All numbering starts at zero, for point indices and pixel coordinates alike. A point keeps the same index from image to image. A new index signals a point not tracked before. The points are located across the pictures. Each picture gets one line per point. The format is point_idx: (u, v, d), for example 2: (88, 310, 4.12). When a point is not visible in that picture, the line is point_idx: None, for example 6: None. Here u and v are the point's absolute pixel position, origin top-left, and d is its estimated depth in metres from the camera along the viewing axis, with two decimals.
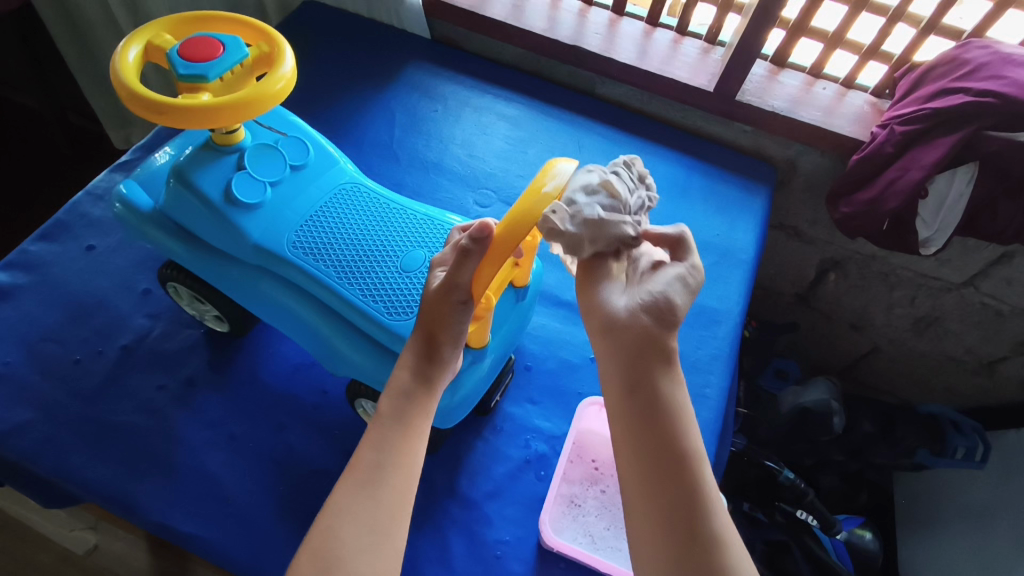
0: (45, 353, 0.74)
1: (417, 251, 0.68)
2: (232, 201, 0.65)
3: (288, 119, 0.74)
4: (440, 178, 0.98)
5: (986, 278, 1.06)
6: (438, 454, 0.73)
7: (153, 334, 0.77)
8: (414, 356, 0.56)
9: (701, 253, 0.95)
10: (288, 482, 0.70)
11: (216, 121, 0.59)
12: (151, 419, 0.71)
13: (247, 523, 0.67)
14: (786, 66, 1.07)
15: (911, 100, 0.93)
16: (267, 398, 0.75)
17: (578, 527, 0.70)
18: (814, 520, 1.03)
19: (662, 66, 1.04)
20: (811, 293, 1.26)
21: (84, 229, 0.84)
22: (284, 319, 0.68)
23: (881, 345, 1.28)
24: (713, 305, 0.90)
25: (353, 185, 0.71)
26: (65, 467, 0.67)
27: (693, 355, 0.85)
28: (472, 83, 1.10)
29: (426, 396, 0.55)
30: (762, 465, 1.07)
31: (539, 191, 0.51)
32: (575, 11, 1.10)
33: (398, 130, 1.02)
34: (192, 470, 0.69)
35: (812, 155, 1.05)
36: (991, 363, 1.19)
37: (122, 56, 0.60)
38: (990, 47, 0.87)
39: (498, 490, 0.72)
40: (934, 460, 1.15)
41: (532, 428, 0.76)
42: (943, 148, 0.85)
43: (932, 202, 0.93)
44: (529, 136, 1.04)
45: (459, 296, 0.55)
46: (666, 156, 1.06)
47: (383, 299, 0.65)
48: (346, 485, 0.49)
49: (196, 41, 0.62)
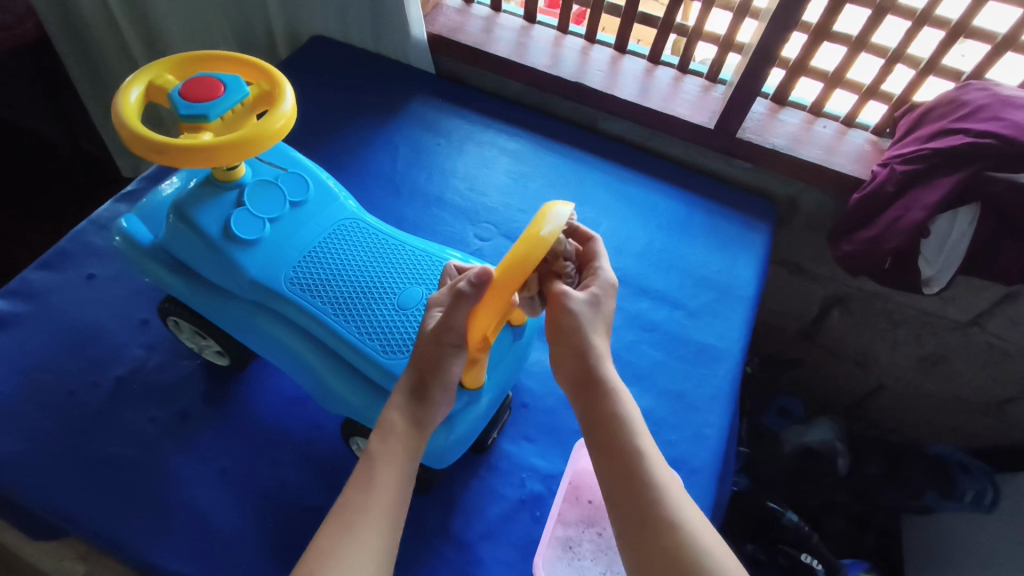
0: (39, 383, 0.74)
1: (413, 287, 0.68)
2: (231, 237, 0.65)
3: (290, 154, 0.74)
4: (441, 211, 0.98)
5: (991, 317, 1.05)
6: (432, 492, 0.72)
7: (149, 365, 0.77)
8: (404, 395, 0.55)
9: (702, 289, 0.95)
10: (278, 519, 0.68)
11: (216, 160, 0.59)
12: (142, 451, 0.71)
13: (233, 562, 0.65)
14: (787, 104, 1.08)
15: (912, 140, 0.93)
16: (260, 433, 0.74)
17: (573, 571, 0.68)
18: (818, 564, 0.99)
19: (663, 103, 1.04)
20: (815, 329, 1.25)
21: (86, 258, 0.84)
22: (280, 355, 0.68)
23: (886, 383, 1.26)
24: (714, 343, 0.89)
25: (352, 221, 0.72)
26: (51, 500, 0.66)
27: (693, 394, 0.84)
28: (477, 118, 1.11)
29: (416, 436, 0.54)
30: (765, 506, 1.04)
31: (536, 236, 0.51)
32: (577, 49, 1.11)
33: (401, 162, 1.03)
34: (181, 505, 0.68)
35: (813, 193, 1.05)
36: (999, 404, 1.17)
37: (124, 97, 0.61)
38: (989, 89, 0.88)
39: (492, 531, 0.70)
40: (942, 504, 1.13)
41: (528, 466, 0.75)
42: (943, 188, 0.85)
43: (934, 241, 0.92)
44: (531, 171, 1.05)
45: (452, 340, 0.55)
46: (668, 192, 1.06)
47: (379, 337, 0.64)
48: (333, 527, 0.48)
49: (197, 81, 0.63)
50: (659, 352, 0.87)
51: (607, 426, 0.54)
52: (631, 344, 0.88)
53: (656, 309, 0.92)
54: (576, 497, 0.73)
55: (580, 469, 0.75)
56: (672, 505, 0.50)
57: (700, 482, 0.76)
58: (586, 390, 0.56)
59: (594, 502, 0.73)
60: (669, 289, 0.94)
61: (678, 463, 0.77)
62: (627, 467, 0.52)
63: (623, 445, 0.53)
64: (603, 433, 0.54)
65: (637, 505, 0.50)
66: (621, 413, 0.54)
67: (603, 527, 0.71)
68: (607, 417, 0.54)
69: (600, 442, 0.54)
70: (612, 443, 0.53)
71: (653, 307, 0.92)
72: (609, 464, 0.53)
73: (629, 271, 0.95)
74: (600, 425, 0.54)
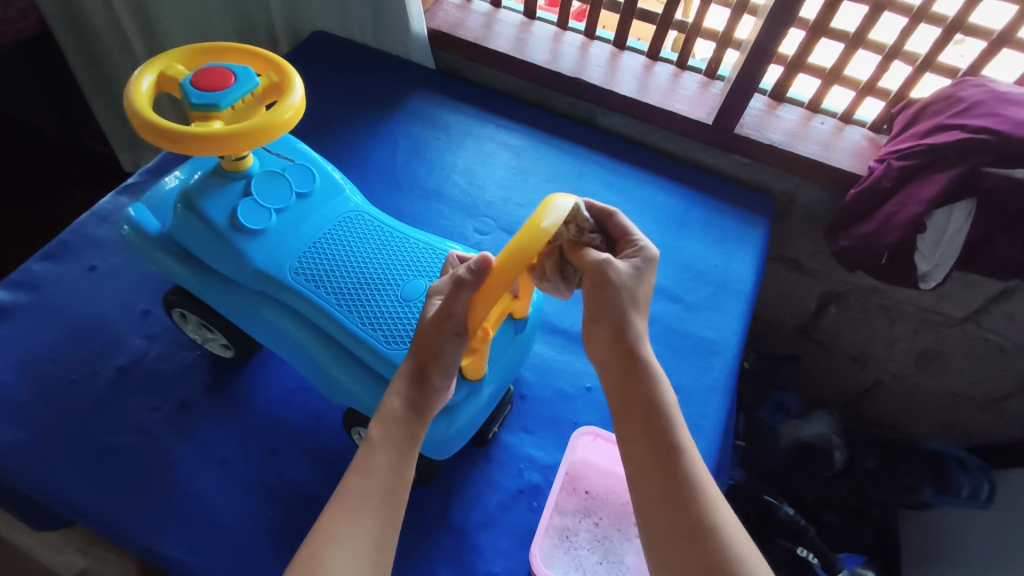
0: (41, 372, 0.74)
1: (417, 279, 0.68)
2: (236, 227, 0.66)
3: (297, 147, 0.75)
4: (441, 206, 0.99)
5: (987, 313, 1.06)
6: (430, 483, 0.72)
7: (150, 355, 0.78)
8: (405, 380, 0.56)
9: (699, 283, 0.95)
10: (279, 508, 0.69)
11: (226, 149, 0.60)
12: (143, 440, 0.71)
13: (233, 549, 0.66)
14: (785, 100, 1.08)
15: (908, 136, 0.94)
16: (260, 423, 0.75)
17: (570, 560, 0.69)
18: (814, 557, 1.01)
19: (662, 99, 1.05)
20: (812, 325, 1.26)
21: (88, 250, 0.85)
22: (283, 344, 0.68)
23: (884, 379, 1.27)
24: (712, 337, 0.90)
25: (357, 213, 0.72)
26: (53, 488, 0.67)
27: (690, 387, 0.84)
28: (477, 113, 1.12)
29: (415, 422, 0.55)
30: (761, 500, 1.05)
31: (537, 227, 0.52)
32: (577, 45, 1.12)
33: (401, 157, 1.04)
34: (181, 493, 0.68)
35: (811, 189, 1.05)
36: (996, 400, 1.18)
37: (136, 86, 0.61)
38: (985, 85, 0.88)
39: (490, 520, 0.71)
40: (938, 499, 1.13)
41: (526, 457, 0.76)
42: (940, 183, 0.86)
43: (931, 236, 0.92)
44: (530, 165, 1.06)
45: (452, 327, 0.56)
46: (666, 187, 1.06)
47: (382, 327, 0.65)
48: (333, 510, 0.48)
49: (208, 71, 0.63)
50: (657, 345, 0.88)
51: (650, 417, 0.53)
52: None
53: (654, 303, 0.92)
54: (574, 487, 0.74)
55: (579, 459, 0.76)
56: (711, 507, 0.49)
57: None
58: (626, 379, 0.55)
59: (591, 492, 0.74)
60: (667, 283, 0.95)
61: None
62: (667, 462, 0.51)
63: (664, 438, 0.52)
64: (643, 424, 0.53)
65: (657, 468, 0.51)
66: (664, 406, 0.53)
67: (600, 517, 0.72)
68: (651, 409, 0.53)
69: (641, 432, 0.53)
70: (655, 435, 0.52)
71: (650, 301, 0.93)
72: (649, 455, 0.51)
73: None
74: (641, 415, 0.53)
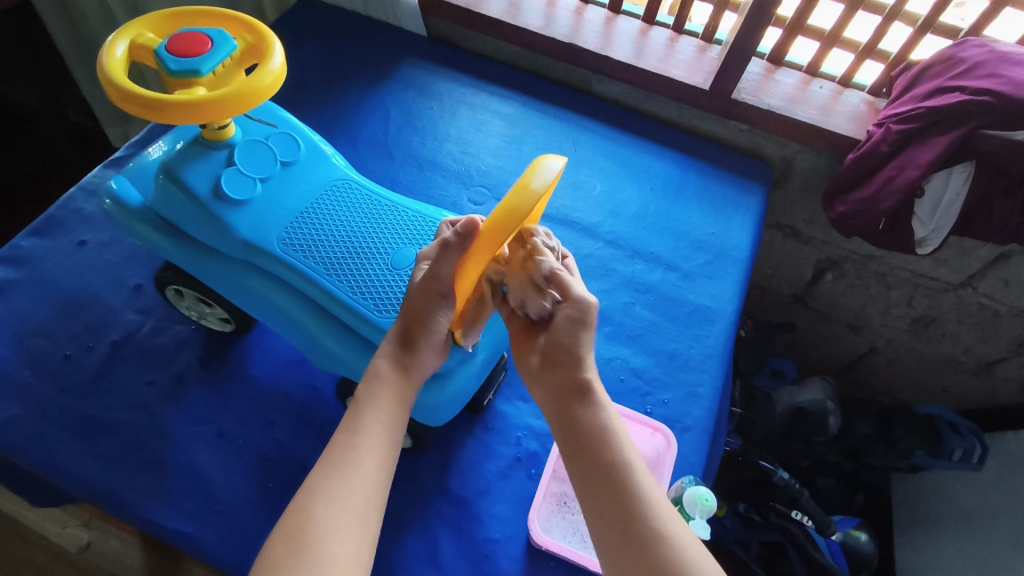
0: (35, 348, 0.74)
1: (406, 247, 0.68)
2: (221, 198, 0.65)
3: (279, 113, 0.73)
4: (434, 175, 0.97)
5: (983, 278, 1.06)
6: (427, 451, 0.73)
7: (144, 330, 0.77)
8: (392, 343, 0.55)
9: (695, 251, 0.95)
10: (277, 479, 0.69)
11: (209, 117, 0.58)
12: (139, 414, 0.71)
13: (234, 521, 0.66)
14: (783, 65, 1.06)
15: (907, 99, 0.92)
16: (256, 396, 0.74)
17: (567, 525, 0.70)
18: (808, 520, 1.03)
19: (658, 64, 1.03)
20: (808, 292, 1.25)
21: (77, 225, 0.84)
22: (274, 316, 0.68)
23: (879, 345, 1.27)
24: (707, 304, 0.89)
25: (344, 180, 0.71)
26: (52, 463, 0.67)
27: (686, 354, 0.85)
28: (469, 81, 1.10)
29: (404, 381, 0.54)
30: (756, 465, 1.06)
31: (527, 187, 0.51)
32: (571, 10, 1.09)
33: (393, 127, 1.02)
34: (181, 466, 0.69)
35: (808, 154, 1.04)
36: (989, 364, 1.19)
37: (109, 54, 0.59)
38: (987, 45, 0.87)
39: (488, 488, 0.71)
40: (931, 462, 1.14)
41: (523, 426, 0.76)
42: (939, 147, 0.85)
43: (929, 201, 0.92)
44: (525, 135, 1.04)
45: (438, 288, 0.55)
46: (662, 154, 1.05)
47: (372, 296, 0.64)
48: (321, 466, 0.47)
49: (182, 36, 0.61)
50: (653, 314, 0.88)
51: (570, 412, 0.52)
52: (625, 306, 0.88)
53: (650, 271, 0.92)
54: None
55: None
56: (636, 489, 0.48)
57: (692, 440, 0.77)
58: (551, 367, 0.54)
59: None
60: (663, 251, 0.94)
61: (671, 422, 0.79)
62: (609, 489, 0.48)
63: (597, 441, 0.50)
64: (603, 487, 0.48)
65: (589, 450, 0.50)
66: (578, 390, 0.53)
67: None
68: (602, 469, 0.49)
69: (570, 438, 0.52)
70: (611, 494, 0.48)
71: (647, 270, 0.92)
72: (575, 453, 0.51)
73: (622, 234, 0.95)
74: (586, 475, 0.49)
